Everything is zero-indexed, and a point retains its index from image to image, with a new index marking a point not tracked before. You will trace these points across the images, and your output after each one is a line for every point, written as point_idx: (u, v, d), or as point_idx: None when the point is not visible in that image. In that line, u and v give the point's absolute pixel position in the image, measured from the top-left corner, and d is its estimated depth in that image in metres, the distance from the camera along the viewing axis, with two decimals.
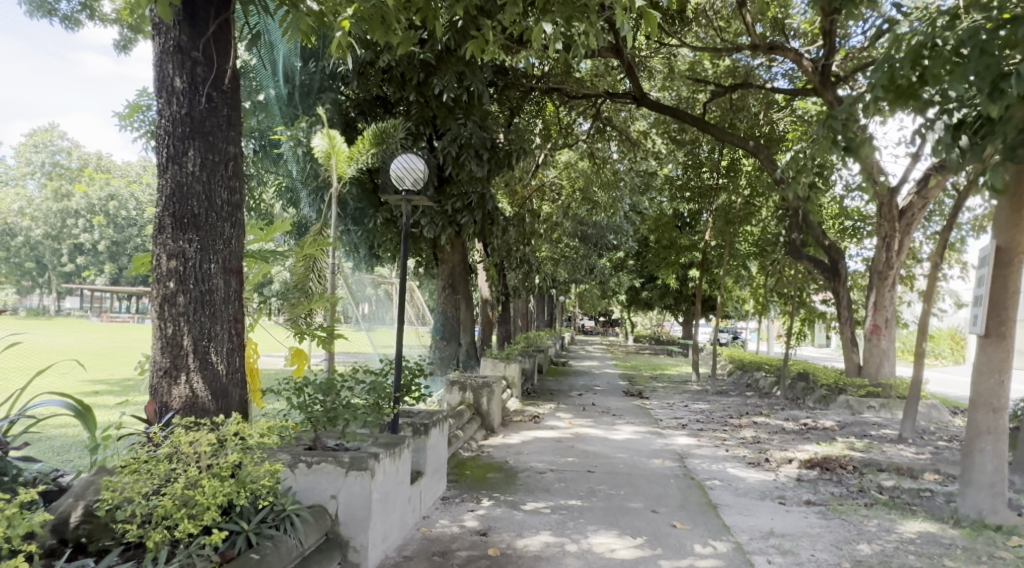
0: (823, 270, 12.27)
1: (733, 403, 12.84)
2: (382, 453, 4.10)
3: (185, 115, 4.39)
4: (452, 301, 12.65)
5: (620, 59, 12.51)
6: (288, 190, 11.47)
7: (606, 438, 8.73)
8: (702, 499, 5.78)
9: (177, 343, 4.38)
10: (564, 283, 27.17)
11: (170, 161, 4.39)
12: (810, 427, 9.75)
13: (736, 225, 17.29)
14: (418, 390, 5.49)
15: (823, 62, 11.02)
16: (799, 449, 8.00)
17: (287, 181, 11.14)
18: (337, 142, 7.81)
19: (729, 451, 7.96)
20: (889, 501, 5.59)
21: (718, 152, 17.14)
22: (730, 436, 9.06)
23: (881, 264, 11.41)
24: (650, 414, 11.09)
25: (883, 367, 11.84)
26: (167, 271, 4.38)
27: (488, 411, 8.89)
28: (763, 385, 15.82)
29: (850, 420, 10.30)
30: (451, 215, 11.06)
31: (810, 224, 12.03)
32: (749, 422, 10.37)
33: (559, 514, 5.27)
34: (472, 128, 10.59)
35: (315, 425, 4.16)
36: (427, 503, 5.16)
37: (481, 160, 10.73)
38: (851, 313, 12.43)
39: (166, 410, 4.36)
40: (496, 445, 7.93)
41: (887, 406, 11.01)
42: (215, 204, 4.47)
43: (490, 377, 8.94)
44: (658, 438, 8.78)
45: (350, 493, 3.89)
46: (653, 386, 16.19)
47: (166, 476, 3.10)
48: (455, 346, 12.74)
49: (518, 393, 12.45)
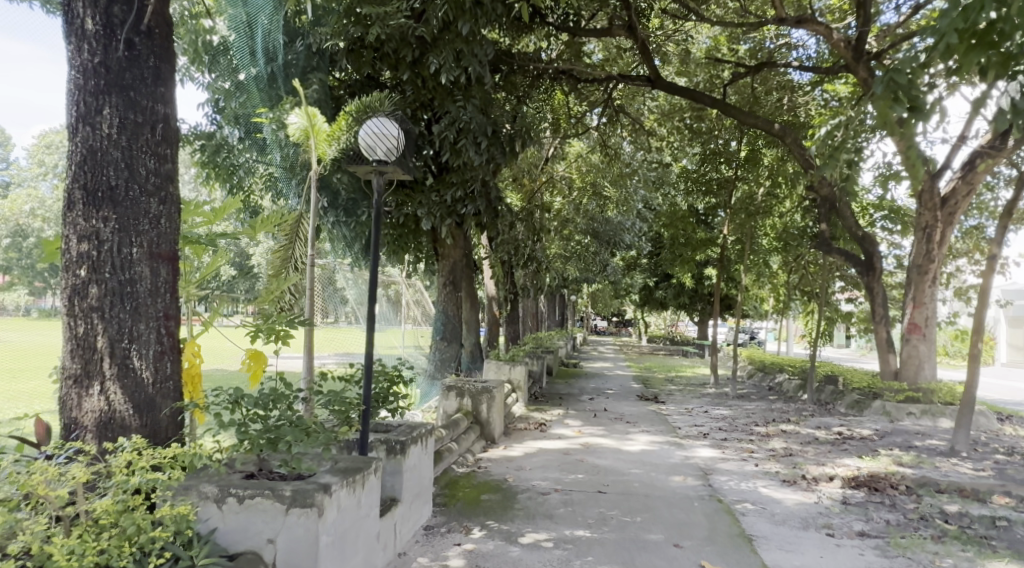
0: (856, 264, 11.33)
1: (756, 409, 11.91)
2: (336, 484, 3.25)
3: (99, 64, 3.57)
4: (453, 299, 11.82)
5: (635, 39, 11.55)
6: (277, 181, 10.67)
7: (618, 449, 7.86)
8: (733, 528, 4.91)
9: (89, 345, 3.54)
10: (576, 282, 26.28)
11: (80, 122, 3.55)
12: (845, 437, 8.86)
13: (758, 219, 16.32)
14: (393, 401, 4.63)
15: (858, 35, 10.13)
16: (839, 463, 7.11)
17: (274, 171, 10.33)
18: (317, 120, 7.00)
19: (758, 465, 7.08)
20: (959, 534, 4.72)
21: (739, 142, 16.20)
22: (758, 446, 8.17)
23: (921, 258, 10.56)
24: (667, 421, 10.21)
25: (923, 370, 10.84)
26: (76, 256, 3.53)
27: (488, 420, 8.03)
28: (787, 389, 14.88)
29: (889, 429, 9.39)
30: (450, 205, 10.24)
31: (843, 215, 11.10)
32: (777, 430, 9.47)
33: (564, 549, 4.42)
34: (472, 111, 9.71)
35: (251, 450, 3.27)
36: (404, 537, 4.32)
37: (481, 146, 9.83)
38: (886, 311, 11.47)
39: (74, 427, 3.52)
40: (495, 459, 7.06)
41: (928, 414, 10.08)
42: (137, 174, 3.63)
43: (491, 382, 8.08)
44: (678, 450, 7.90)
45: (292, 537, 3.05)
46: (670, 390, 15.28)
47: (12, 528, 2.32)
48: (457, 347, 11.85)
49: (525, 398, 11.60)
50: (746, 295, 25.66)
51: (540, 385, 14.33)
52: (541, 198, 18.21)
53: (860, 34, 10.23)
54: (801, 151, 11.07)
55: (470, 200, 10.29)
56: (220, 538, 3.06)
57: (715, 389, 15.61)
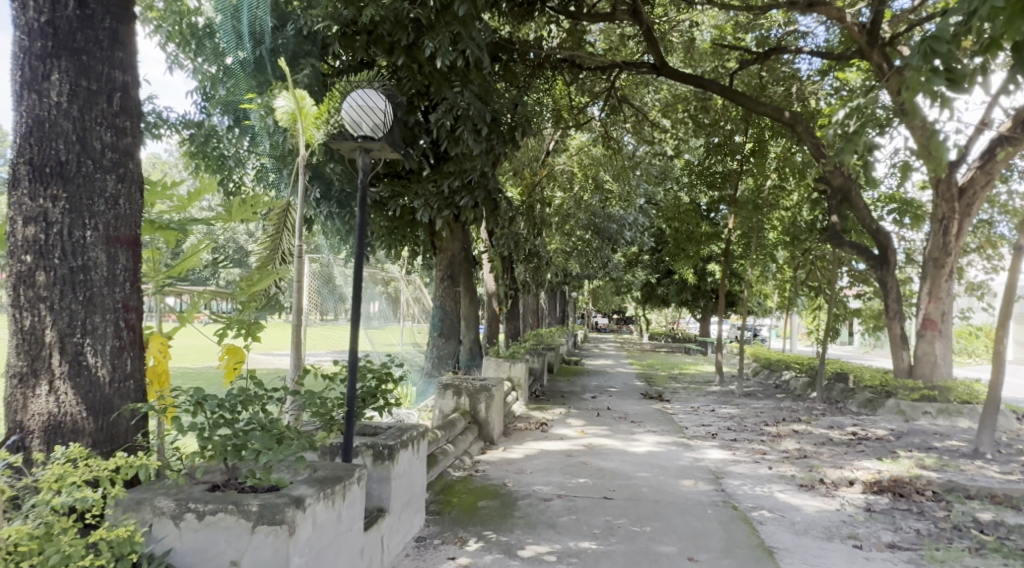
0: (869, 258, 10.96)
1: (765, 408, 11.54)
2: (311, 496, 2.87)
3: (46, 24, 3.18)
4: (451, 293, 11.43)
5: (639, 24, 11.14)
6: (269, 172, 10.29)
7: (624, 451, 7.48)
8: (751, 539, 4.53)
9: (36, 339, 3.13)
10: (577, 278, 25.90)
11: (26, 88, 3.16)
12: (860, 438, 8.49)
13: (764, 213, 15.95)
14: (381, 402, 4.23)
15: (872, 20, 9.74)
16: (858, 466, 6.73)
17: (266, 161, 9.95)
18: (305, 102, 6.63)
19: (772, 468, 6.70)
20: (998, 546, 4.34)
21: (744, 135, 15.81)
22: (770, 448, 7.80)
23: (937, 251, 10.22)
24: (673, 421, 9.83)
25: (939, 368, 10.45)
26: (21, 240, 3.13)
27: (487, 420, 7.66)
28: (795, 387, 14.51)
29: (905, 430, 9.02)
30: (448, 196, 9.85)
31: (856, 206, 10.71)
32: (788, 430, 9.10)
33: (568, 563, 4.03)
34: (471, 98, 9.31)
35: (213, 459, 2.88)
36: (393, 549, 3.94)
37: (480, 134, 9.43)
38: (900, 306, 11.10)
39: (20, 432, 3.11)
40: (494, 462, 6.69)
41: (945, 413, 9.71)
42: (91, 148, 3.24)
43: (489, 381, 7.70)
44: (686, 452, 7.52)
45: (258, 559, 2.66)
46: (675, 388, 14.92)
47: None
48: (455, 344, 11.45)
49: (525, 396, 11.22)
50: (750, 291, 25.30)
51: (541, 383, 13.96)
52: (542, 191, 17.85)
53: (875, 18, 9.83)
54: (814, 141, 10.66)
55: (467, 192, 9.91)
56: (177, 559, 2.68)
57: (720, 387, 15.25)
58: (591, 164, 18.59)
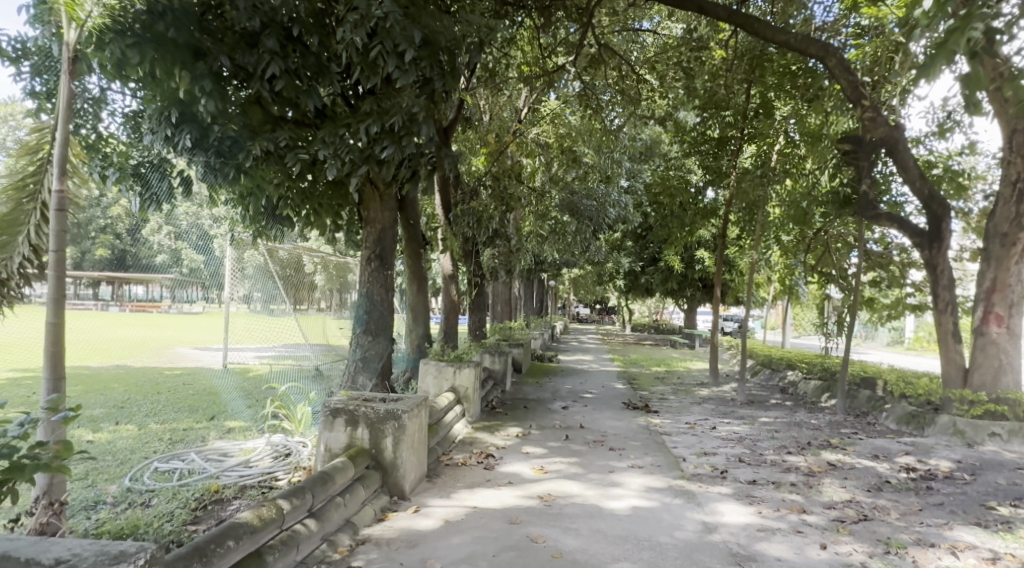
0: (919, 232, 8.55)
1: (778, 424, 9.12)
2: None
3: None
4: (381, 277, 8.86)
5: None
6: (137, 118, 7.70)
7: (596, 511, 5.04)
8: None
9: None
10: (556, 265, 23.37)
11: None
12: (926, 477, 6.10)
13: (769, 185, 13.10)
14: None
15: None
16: (959, 541, 4.35)
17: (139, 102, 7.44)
18: None
19: (827, 549, 4.27)
20: None
21: (747, 94, 13.49)
22: (807, 499, 5.36)
23: (1009, 222, 7.90)
24: (664, 446, 7.41)
25: (1005, 376, 8.05)
26: None
27: (394, 463, 5.22)
28: (805, 393, 12.16)
29: (980, 461, 6.62)
30: (365, 146, 7.39)
31: (905, 165, 8.19)
32: (822, 461, 6.70)
33: None
34: (393, 8, 6.72)
35: None
36: None
37: (404, 59, 6.97)
38: (954, 295, 8.67)
39: None
40: (387, 544, 4.26)
41: (1021, 435, 7.27)
42: None
43: (399, 406, 5.22)
44: (688, 512, 5.06)
45: None
46: (664, 393, 12.55)
47: None
48: (386, 342, 8.85)
49: (475, 410, 8.76)
50: (741, 279, 22.91)
51: (502, 389, 11.54)
52: (510, 161, 15.34)
53: None
54: (851, 78, 7.90)
55: (389, 140, 7.42)
56: None
57: (712, 391, 12.93)
58: (568, 134, 16.05)
